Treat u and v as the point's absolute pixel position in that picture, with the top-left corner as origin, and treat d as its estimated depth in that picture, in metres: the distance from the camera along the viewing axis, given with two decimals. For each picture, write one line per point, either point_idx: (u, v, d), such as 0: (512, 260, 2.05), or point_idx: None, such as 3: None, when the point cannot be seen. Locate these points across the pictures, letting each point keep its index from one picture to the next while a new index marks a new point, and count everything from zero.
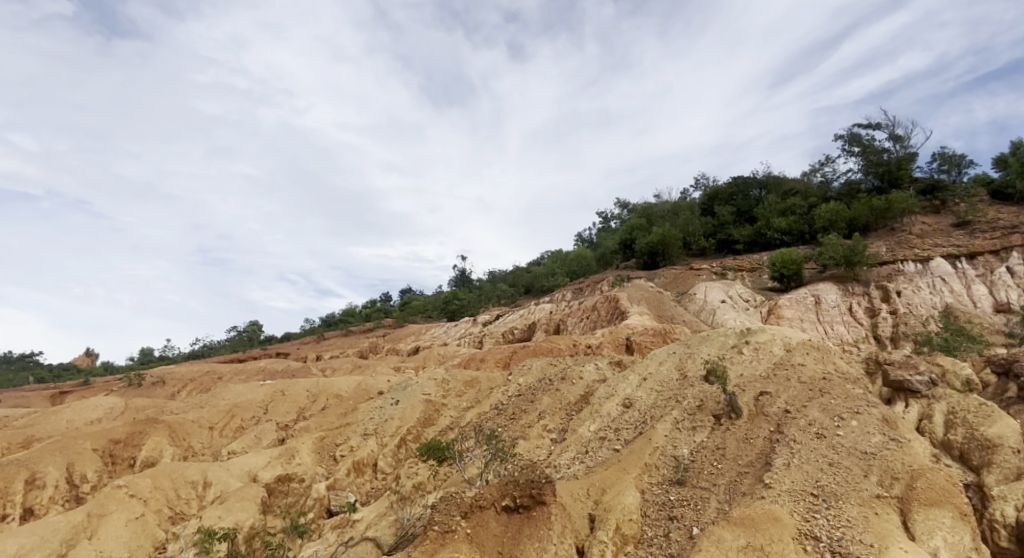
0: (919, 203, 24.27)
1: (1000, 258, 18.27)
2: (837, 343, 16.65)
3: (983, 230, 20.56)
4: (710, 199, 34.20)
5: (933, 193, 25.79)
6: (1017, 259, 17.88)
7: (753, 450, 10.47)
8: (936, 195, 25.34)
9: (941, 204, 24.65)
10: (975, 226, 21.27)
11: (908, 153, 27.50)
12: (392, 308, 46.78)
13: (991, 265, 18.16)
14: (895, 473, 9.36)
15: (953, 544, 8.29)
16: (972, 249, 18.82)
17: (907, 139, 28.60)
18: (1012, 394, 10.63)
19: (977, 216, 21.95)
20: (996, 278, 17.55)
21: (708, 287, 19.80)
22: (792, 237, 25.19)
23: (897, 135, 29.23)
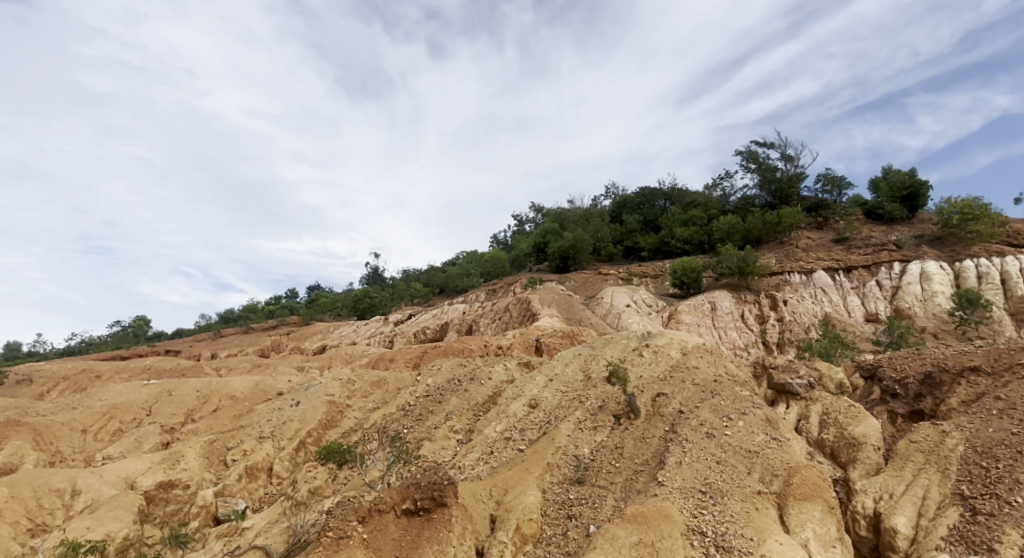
0: (806, 219, 26.28)
1: (871, 273, 20.17)
2: (730, 347, 17.71)
3: (858, 246, 22.61)
4: (621, 207, 35.42)
5: (817, 211, 28.01)
6: (884, 274, 19.82)
7: (649, 449, 10.91)
8: (820, 213, 27.54)
9: (824, 221, 26.85)
10: (852, 243, 23.33)
11: (797, 172, 29.72)
12: (299, 305, 44.98)
13: (864, 279, 20.00)
14: (775, 470, 10.04)
15: (821, 535, 9.02)
16: (849, 263, 20.59)
17: (797, 159, 30.91)
18: (875, 396, 11.77)
19: (853, 233, 24.09)
20: (867, 291, 19.38)
21: (615, 292, 20.45)
22: (692, 247, 26.55)
23: (789, 154, 31.54)
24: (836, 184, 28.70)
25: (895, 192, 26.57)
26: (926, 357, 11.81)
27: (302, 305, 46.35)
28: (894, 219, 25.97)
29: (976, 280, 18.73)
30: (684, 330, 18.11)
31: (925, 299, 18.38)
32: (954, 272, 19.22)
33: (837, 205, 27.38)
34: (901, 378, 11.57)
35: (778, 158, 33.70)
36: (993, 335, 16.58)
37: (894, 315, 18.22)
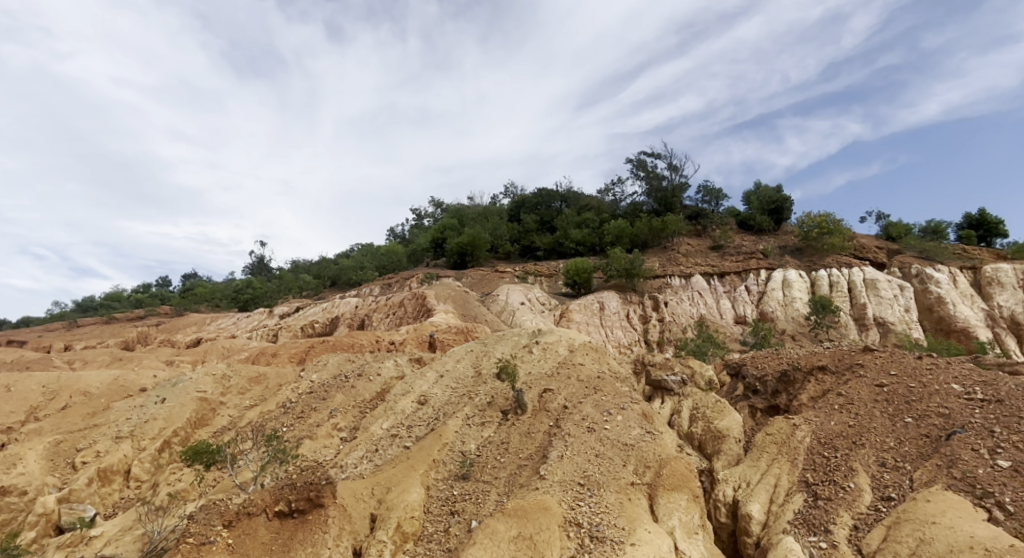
0: (687, 226, 27.99)
1: (742, 279, 21.86)
2: (615, 345, 18.51)
3: (732, 253, 24.43)
4: (518, 206, 35.99)
5: (698, 219, 29.93)
6: (753, 280, 21.57)
7: (533, 444, 11.17)
8: (700, 221, 29.47)
9: (703, 229, 28.73)
10: (726, 250, 25.17)
11: (681, 182, 31.63)
12: (173, 294, 41.59)
13: (735, 284, 21.67)
14: (647, 462, 10.61)
15: (686, 523, 9.65)
16: (723, 269, 22.19)
17: (681, 169, 32.86)
18: (739, 392, 12.74)
19: (727, 242, 26.01)
20: (738, 295, 21.02)
21: (510, 289, 20.70)
22: (584, 248, 27.47)
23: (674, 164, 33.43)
24: (714, 196, 30.83)
25: (764, 205, 29.01)
26: (783, 356, 12.99)
27: (176, 293, 42.86)
28: (763, 230, 28.37)
29: (828, 288, 20.87)
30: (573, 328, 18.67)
31: (785, 304, 20.23)
32: (810, 280, 21.27)
33: (715, 214, 29.42)
34: (761, 376, 12.62)
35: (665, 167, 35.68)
36: (840, 337, 18.55)
37: (759, 318, 19.90)
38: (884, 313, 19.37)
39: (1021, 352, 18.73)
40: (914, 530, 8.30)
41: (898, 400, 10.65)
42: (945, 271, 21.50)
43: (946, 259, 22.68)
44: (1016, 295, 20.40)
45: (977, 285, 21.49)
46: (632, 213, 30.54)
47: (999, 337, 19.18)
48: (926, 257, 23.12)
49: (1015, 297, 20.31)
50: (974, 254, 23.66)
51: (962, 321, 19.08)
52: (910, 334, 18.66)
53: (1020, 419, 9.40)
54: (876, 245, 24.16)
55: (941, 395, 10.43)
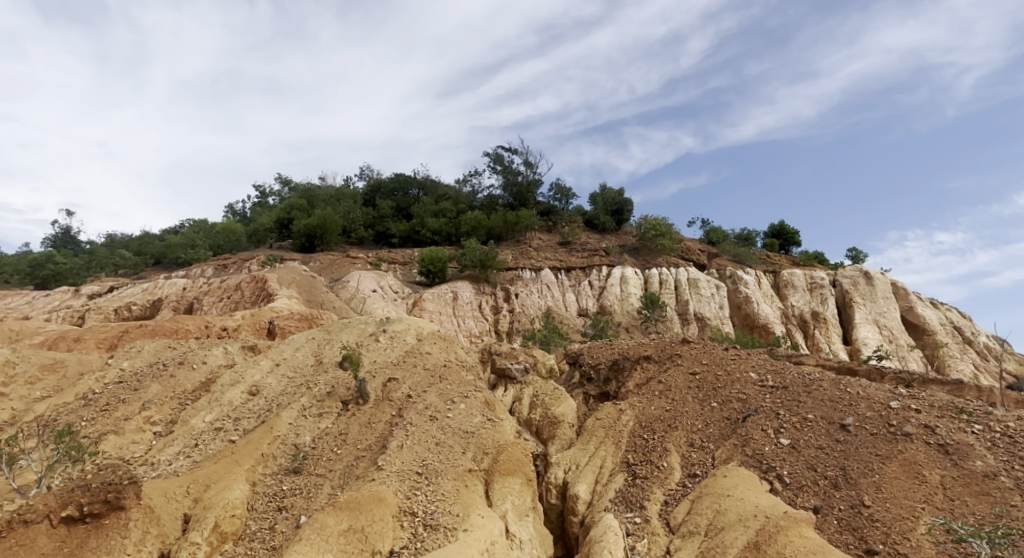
0: (539, 221, 29.10)
1: (586, 274, 23.19)
2: (466, 335, 18.77)
3: (579, 249, 25.82)
4: (374, 190, 35.12)
5: (549, 215, 31.16)
6: (595, 276, 22.97)
7: (372, 434, 10.92)
8: (551, 218, 30.74)
9: (553, 225, 29.99)
10: (573, 246, 26.58)
11: (535, 178, 32.85)
12: None
13: (580, 279, 22.92)
14: (486, 449, 10.86)
15: (518, 506, 10.06)
16: (569, 265, 23.41)
17: (536, 166, 34.03)
18: (576, 380, 13.52)
19: (575, 239, 27.43)
20: (581, 289, 22.26)
21: (361, 276, 20.06)
22: (440, 238, 27.51)
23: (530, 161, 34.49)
24: (565, 194, 32.34)
25: (608, 206, 30.97)
26: (616, 347, 13.97)
27: None
28: (606, 229, 30.29)
29: (658, 285, 22.78)
30: (424, 317, 18.57)
31: (621, 299, 21.82)
32: (643, 277, 23.04)
33: (565, 212, 30.87)
34: (596, 364, 13.48)
35: (520, 163, 36.78)
36: (666, 330, 20.39)
37: (599, 311, 21.26)
38: (702, 309, 21.66)
39: (805, 345, 21.92)
40: (711, 503, 9.38)
41: (708, 386, 11.93)
42: (752, 274, 24.50)
43: (754, 264, 25.89)
44: (805, 296, 23.84)
45: (776, 287, 24.76)
46: (488, 206, 31.13)
47: (790, 332, 22.29)
48: (738, 261, 26.16)
49: (805, 298, 23.72)
50: (776, 260, 27.26)
51: (764, 318, 21.85)
52: (722, 328, 21.07)
53: (799, 402, 10.97)
54: (700, 248, 26.83)
55: (741, 381, 11.85)
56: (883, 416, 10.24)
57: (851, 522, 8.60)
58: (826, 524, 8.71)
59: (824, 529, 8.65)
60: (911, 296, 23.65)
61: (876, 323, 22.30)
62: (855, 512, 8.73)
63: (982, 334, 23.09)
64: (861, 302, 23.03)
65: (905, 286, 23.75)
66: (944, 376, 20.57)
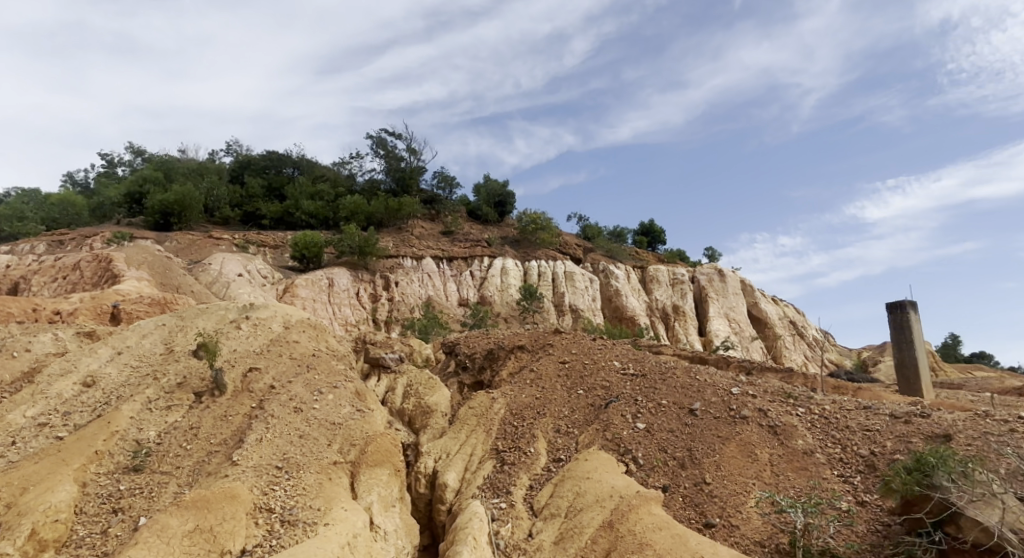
0: (421, 209, 28.86)
1: (468, 264, 23.30)
2: (342, 323, 18.27)
3: (461, 240, 25.92)
4: (242, 167, 33.04)
5: (432, 204, 30.91)
6: (477, 266, 23.18)
7: (228, 428, 10.24)
8: (434, 206, 30.48)
9: (436, 214, 29.81)
10: (456, 237, 26.62)
11: (419, 165, 32.44)
12: None
13: (461, 269, 22.97)
14: (353, 440, 10.57)
15: (384, 497, 9.90)
16: (452, 254, 23.34)
17: (420, 153, 33.66)
18: (451, 369, 13.59)
19: (458, 229, 27.48)
20: (462, 279, 22.36)
21: (225, 259, 18.75)
22: (316, 221, 26.36)
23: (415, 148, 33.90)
24: (448, 183, 32.24)
25: (491, 198, 31.29)
26: (491, 336, 14.18)
27: None
28: (488, 220, 30.71)
29: (537, 277, 23.39)
30: (295, 304, 17.74)
31: (501, 289, 22.25)
32: (523, 269, 23.54)
33: (448, 201, 30.75)
34: (471, 353, 13.60)
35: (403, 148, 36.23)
36: (542, 321, 21.04)
37: (479, 301, 21.53)
38: (576, 301, 22.66)
39: (666, 337, 23.63)
40: (572, 485, 9.81)
41: (575, 374, 12.46)
42: (623, 268, 25.88)
43: (624, 259, 27.39)
44: (668, 290, 25.58)
45: (643, 282, 26.22)
46: (369, 191, 30.39)
47: (653, 324, 23.89)
48: (610, 256, 27.47)
49: (667, 293, 25.40)
50: (644, 257, 28.99)
51: (631, 310, 23.27)
52: (593, 320, 22.21)
53: (655, 389, 11.76)
54: (576, 242, 27.83)
55: (605, 369, 12.49)
56: (725, 400, 11.26)
57: (694, 498, 9.37)
58: (673, 501, 9.42)
59: (670, 505, 9.35)
60: (756, 292, 26.31)
61: (726, 317, 24.63)
62: (698, 489, 9.52)
63: (812, 328, 26.27)
64: (714, 297, 25.23)
65: (752, 284, 26.38)
66: (778, 364, 23.85)
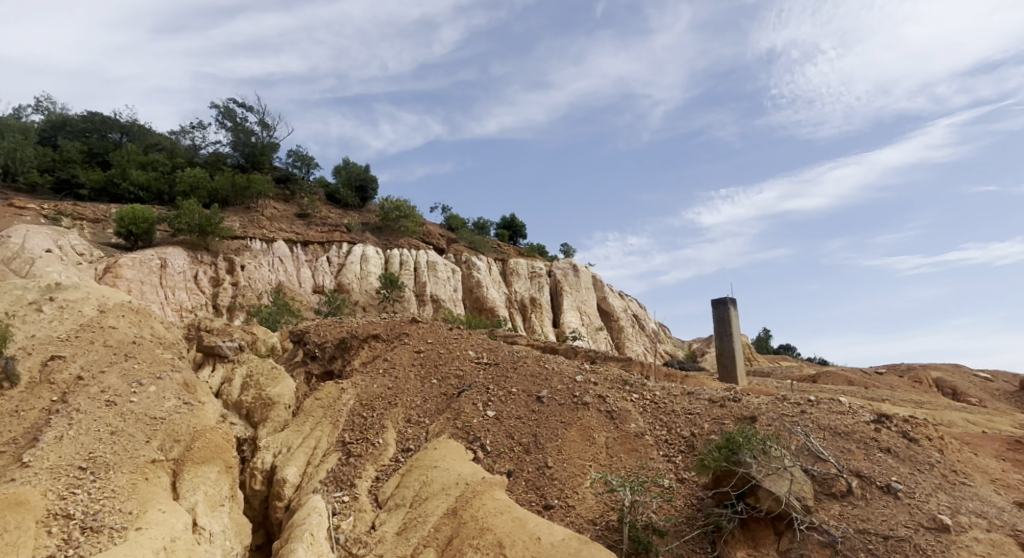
0: (274, 189, 27.19)
1: (324, 249, 22.82)
2: (175, 309, 16.89)
3: (317, 223, 24.85)
4: (55, 127, 29.13)
5: (286, 183, 29.28)
6: (334, 252, 22.75)
7: (19, 426, 8.90)
8: (288, 186, 28.92)
9: (291, 194, 28.32)
10: (311, 220, 25.48)
11: (272, 141, 30.61)
12: None
13: (317, 254, 22.48)
14: (177, 436, 9.64)
15: (211, 496, 9.14)
16: (307, 238, 22.74)
17: (273, 129, 31.84)
18: (299, 359, 13.00)
19: (314, 212, 26.33)
20: (318, 265, 21.72)
21: (29, 232, 16.35)
22: (147, 195, 23.95)
23: (267, 123, 32.00)
24: (305, 162, 30.72)
25: (351, 181, 30.38)
26: (344, 325, 13.69)
27: None
28: (348, 205, 29.70)
29: (398, 266, 23.14)
30: (118, 286, 15.90)
31: (361, 277, 21.90)
32: (384, 257, 23.28)
33: (303, 181, 29.43)
34: (321, 342, 13.04)
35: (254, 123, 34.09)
36: (402, 310, 20.86)
37: (336, 289, 21.08)
38: (438, 292, 22.76)
39: (523, 327, 24.45)
40: (419, 475, 9.75)
41: (430, 363, 12.41)
42: (485, 259, 26.33)
43: (487, 251, 27.84)
44: (527, 283, 26.40)
45: (503, 274, 26.76)
46: (213, 163, 28.09)
47: (512, 315, 24.48)
48: (473, 248, 27.65)
49: (526, 285, 26.22)
50: (505, 250, 29.69)
51: (491, 301, 23.77)
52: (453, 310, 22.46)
53: (506, 377, 12.06)
54: (439, 232, 27.86)
55: (460, 358, 12.58)
56: (570, 388, 11.83)
57: (535, 482, 9.73)
58: (516, 485, 9.71)
59: (513, 490, 9.63)
60: (606, 287, 28.24)
61: (579, 309, 26.16)
62: (540, 472, 9.90)
63: (652, 322, 28.88)
64: (568, 291, 26.63)
65: (602, 279, 28.24)
66: (621, 353, 26.05)
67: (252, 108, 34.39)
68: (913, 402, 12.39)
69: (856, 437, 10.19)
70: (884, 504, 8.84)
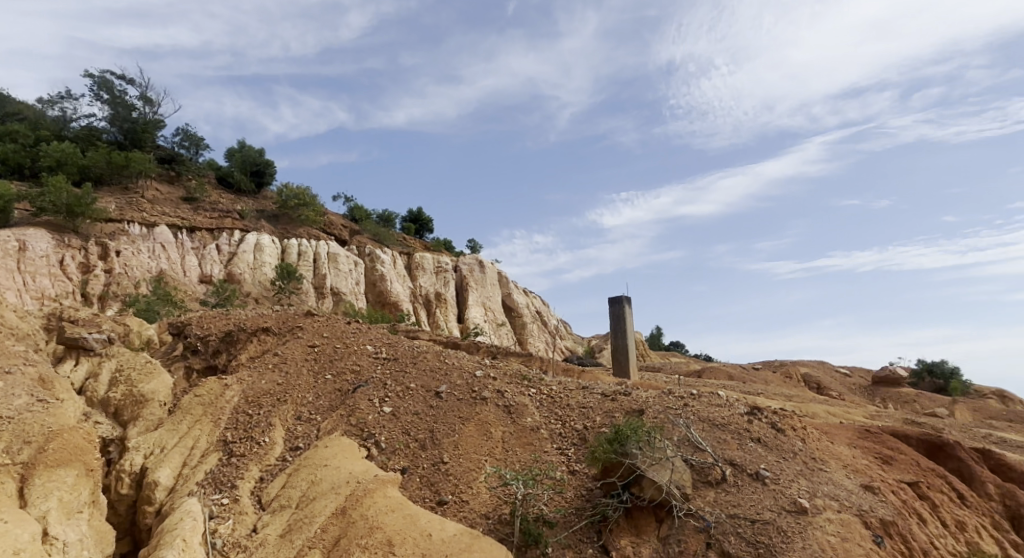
0: (157, 169, 25.41)
1: (213, 237, 21.74)
2: (35, 296, 15.45)
3: (206, 208, 23.44)
4: None
5: (171, 163, 27.32)
6: (225, 240, 21.71)
7: None
8: (172, 166, 27.01)
9: (176, 176, 26.54)
10: (199, 205, 23.96)
11: (156, 118, 28.47)
12: None
13: (206, 241, 21.39)
14: (28, 437, 8.68)
15: (66, 503, 8.29)
16: (193, 224, 21.58)
17: (157, 105, 29.62)
18: (178, 353, 12.18)
19: (203, 196, 24.75)
20: (206, 253, 20.77)
21: None
22: (5, 168, 21.66)
23: (151, 99, 29.73)
24: (194, 143, 28.85)
25: (246, 166, 28.89)
26: (231, 317, 12.98)
27: None
28: (242, 190, 28.27)
29: (295, 257, 22.41)
30: None
31: (254, 267, 21.08)
32: (281, 247, 22.58)
33: (191, 163, 27.67)
34: (204, 335, 12.24)
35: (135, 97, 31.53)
36: (298, 302, 20.05)
37: (226, 279, 20.12)
38: (339, 285, 22.16)
39: (427, 323, 24.20)
40: (307, 474, 9.38)
41: (324, 358, 11.99)
42: (390, 253, 25.91)
43: (392, 245, 27.43)
44: (432, 278, 26.25)
45: (408, 268, 26.46)
46: (86, 138, 25.65)
47: (416, 310, 24.20)
48: (377, 240, 27.19)
49: (431, 280, 26.07)
50: (411, 243, 29.36)
51: (394, 295, 23.40)
52: (355, 303, 21.94)
53: (405, 372, 11.90)
54: (342, 222, 27.11)
55: (357, 353, 12.27)
56: (469, 383, 11.84)
57: (429, 478, 9.65)
58: (409, 482, 9.59)
59: (407, 487, 9.49)
60: (511, 284, 28.73)
61: (483, 305, 26.37)
62: (435, 468, 9.83)
63: (553, 318, 29.71)
64: (474, 286, 26.80)
65: (507, 276, 28.72)
66: (524, 349, 26.41)
67: (134, 81, 31.80)
68: (783, 396, 13.50)
69: (731, 428, 10.93)
70: (753, 490, 9.52)
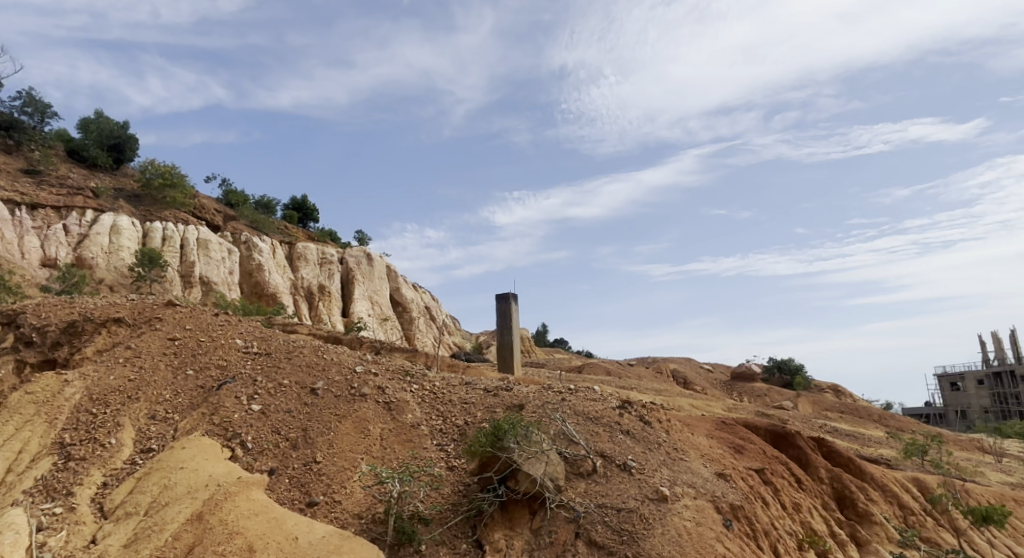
0: None
1: (60, 216, 19.73)
2: None
3: (52, 184, 21.02)
4: None
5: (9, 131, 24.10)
6: (74, 220, 19.73)
7: None
8: (10, 134, 23.83)
9: (15, 145, 23.47)
10: (44, 179, 21.47)
11: None
12: None
13: (50, 222, 19.35)
14: None
15: None
16: (35, 201, 19.47)
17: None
18: (8, 345, 10.82)
19: (48, 170, 22.18)
20: (50, 234, 18.68)
21: None
22: None
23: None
24: (39, 109, 25.66)
25: (104, 140, 26.15)
26: (75, 306, 11.76)
27: None
28: (96, 165, 25.54)
29: (160, 242, 20.63)
30: None
31: (108, 251, 19.12)
32: (142, 230, 20.73)
33: (34, 132, 24.59)
34: (41, 326, 11.01)
35: None
36: (160, 291, 18.48)
37: (74, 263, 18.14)
38: (209, 274, 20.76)
39: (309, 316, 23.18)
40: (159, 478, 8.60)
41: (186, 353, 11.14)
42: (269, 241, 24.60)
43: (271, 233, 26.06)
44: (315, 269, 25.26)
45: (289, 258, 25.26)
46: None
47: (296, 303, 23.10)
48: (255, 228, 25.79)
49: (314, 272, 25.08)
50: (294, 233, 28.10)
51: (272, 287, 22.24)
52: (226, 295, 20.67)
53: (278, 368, 11.33)
54: (215, 207, 25.35)
55: (225, 348, 11.52)
56: (348, 380, 11.48)
57: (300, 479, 9.23)
58: (277, 484, 9.10)
59: (274, 489, 9.00)
60: (400, 279, 28.33)
61: (370, 299, 25.78)
62: (306, 468, 9.42)
63: (442, 314, 29.71)
64: (360, 280, 26.16)
65: (396, 270, 28.30)
66: (409, 344, 26.08)
67: None
68: (653, 390, 14.38)
69: (603, 421, 11.44)
70: (620, 481, 10.01)
